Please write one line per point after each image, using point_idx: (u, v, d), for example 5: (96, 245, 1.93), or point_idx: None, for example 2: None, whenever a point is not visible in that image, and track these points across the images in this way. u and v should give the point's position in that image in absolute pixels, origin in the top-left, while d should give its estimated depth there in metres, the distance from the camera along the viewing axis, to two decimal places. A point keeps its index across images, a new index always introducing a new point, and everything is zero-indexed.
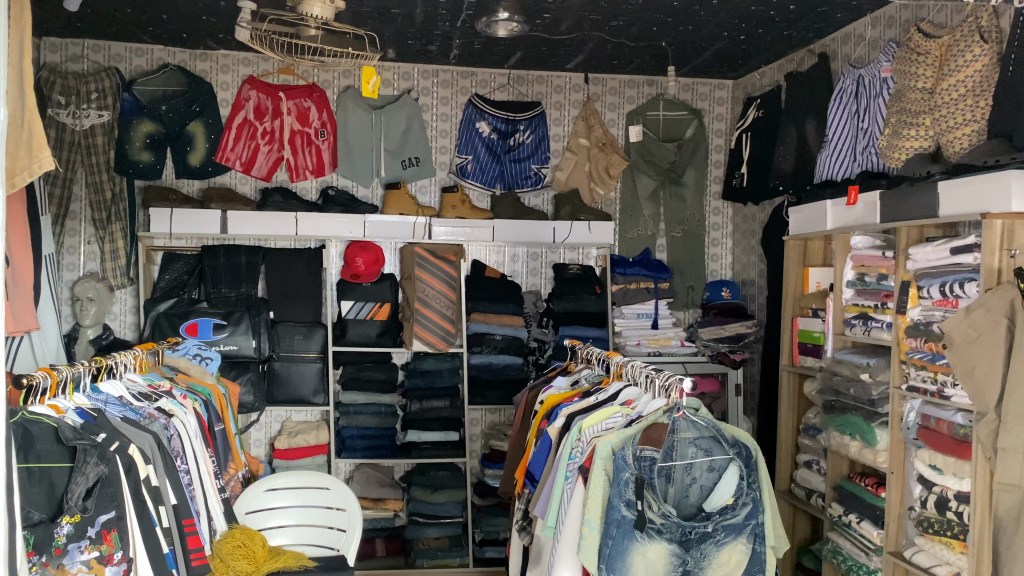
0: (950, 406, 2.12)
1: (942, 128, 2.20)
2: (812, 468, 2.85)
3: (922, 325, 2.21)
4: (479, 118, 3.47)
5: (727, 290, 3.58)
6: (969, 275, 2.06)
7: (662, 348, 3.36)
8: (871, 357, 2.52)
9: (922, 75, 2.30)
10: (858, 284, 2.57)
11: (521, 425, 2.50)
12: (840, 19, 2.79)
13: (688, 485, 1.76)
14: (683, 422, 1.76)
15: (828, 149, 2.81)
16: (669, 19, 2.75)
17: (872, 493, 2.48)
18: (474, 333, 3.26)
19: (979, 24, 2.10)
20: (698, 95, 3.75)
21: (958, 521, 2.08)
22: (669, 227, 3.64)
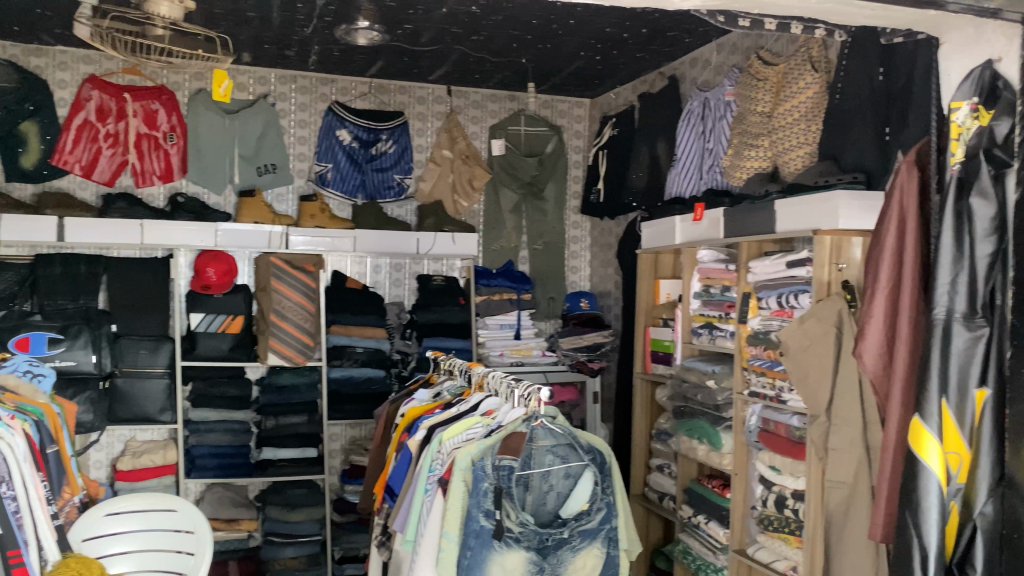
0: (786, 410, 2.27)
1: (780, 150, 2.35)
2: (663, 471, 2.97)
3: (762, 333, 2.34)
4: (340, 126, 3.39)
5: (585, 302, 3.69)
6: (803, 287, 2.21)
7: (524, 358, 3.41)
8: (716, 364, 2.66)
9: (761, 100, 2.44)
10: (704, 295, 2.71)
11: (381, 439, 2.47)
12: (688, 44, 2.93)
13: (546, 492, 1.80)
14: (541, 430, 1.77)
15: (678, 167, 2.94)
16: (529, 36, 2.81)
17: (718, 493, 2.62)
18: (334, 346, 3.19)
19: (811, 54, 2.27)
20: (557, 112, 3.86)
21: (794, 518, 2.22)
22: (530, 240, 3.70)
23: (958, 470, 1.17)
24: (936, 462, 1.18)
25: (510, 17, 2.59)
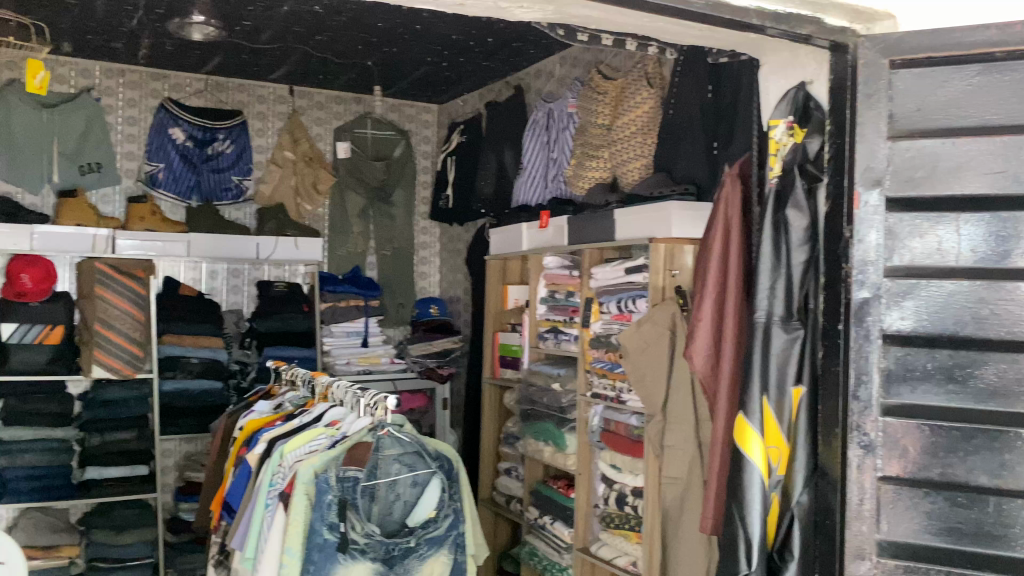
0: (626, 410, 2.35)
1: (619, 161, 2.44)
2: (511, 475, 3.02)
3: (603, 337, 2.42)
4: (172, 124, 3.21)
5: (435, 307, 3.60)
6: (640, 292, 2.30)
7: (372, 366, 3.38)
8: (561, 367, 2.72)
9: (600, 113, 2.53)
10: (550, 300, 2.77)
11: (219, 454, 2.36)
12: (533, 55, 3.00)
13: (392, 502, 1.73)
14: (387, 439, 1.73)
15: (524, 177, 2.96)
16: (375, 39, 2.78)
17: (563, 494, 2.68)
18: (166, 357, 3.00)
19: (647, 70, 2.38)
20: (405, 117, 3.84)
21: (634, 514, 2.30)
22: (378, 245, 3.64)
23: (778, 462, 1.26)
24: (758, 456, 1.25)
25: (355, 19, 2.55)
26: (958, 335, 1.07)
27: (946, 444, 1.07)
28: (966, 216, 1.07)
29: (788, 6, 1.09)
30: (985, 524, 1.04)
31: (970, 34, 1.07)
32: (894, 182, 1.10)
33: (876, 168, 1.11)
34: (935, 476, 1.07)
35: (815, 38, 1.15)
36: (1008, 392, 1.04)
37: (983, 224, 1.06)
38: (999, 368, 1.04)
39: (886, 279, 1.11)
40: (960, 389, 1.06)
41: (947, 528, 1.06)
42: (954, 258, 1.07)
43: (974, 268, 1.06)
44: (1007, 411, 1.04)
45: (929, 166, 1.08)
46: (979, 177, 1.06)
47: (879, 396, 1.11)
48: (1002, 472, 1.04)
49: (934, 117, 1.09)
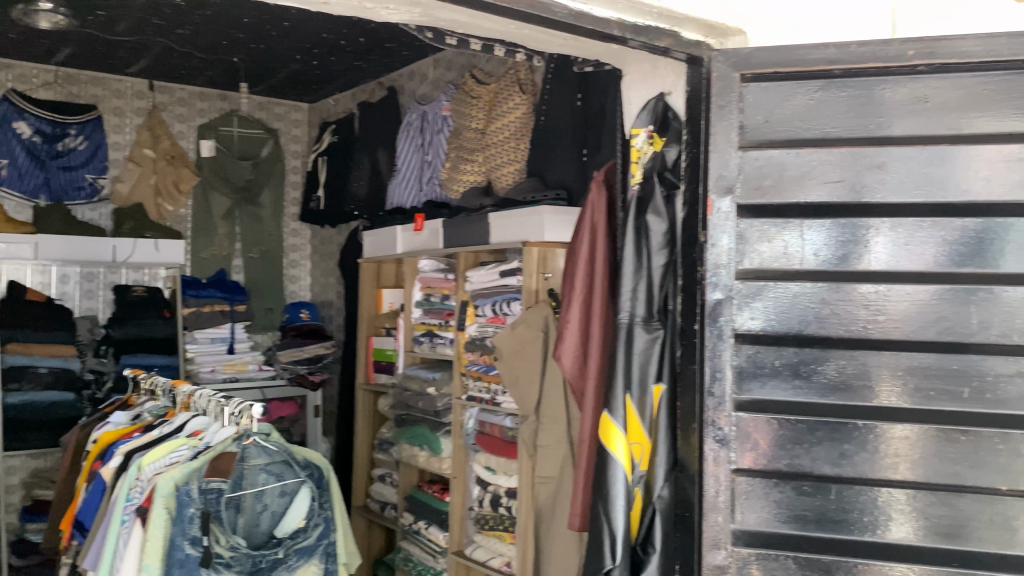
0: (500, 412, 2.37)
1: (492, 165, 2.44)
2: (385, 481, 2.98)
3: (478, 340, 2.43)
4: (18, 117, 2.97)
5: (306, 312, 3.53)
6: (514, 295, 2.32)
7: (239, 374, 3.26)
8: (436, 371, 2.72)
9: (474, 117, 2.53)
10: (425, 304, 2.76)
11: (69, 469, 2.21)
12: (406, 56, 2.98)
13: (259, 514, 1.66)
14: (253, 448, 1.68)
15: (398, 179, 2.91)
16: (240, 35, 2.69)
17: (438, 498, 2.68)
18: (13, 367, 2.79)
19: (519, 77, 2.42)
20: (273, 115, 3.73)
21: (508, 515, 2.32)
22: (245, 248, 3.53)
23: (641, 458, 1.30)
24: (622, 452, 1.28)
25: (219, 13, 2.46)
26: (803, 333, 1.12)
27: (792, 437, 1.11)
28: (809, 222, 1.12)
29: (647, 19, 1.13)
30: (828, 511, 1.10)
31: (814, 51, 1.11)
32: (745, 190, 1.14)
33: (727, 176, 1.15)
34: (783, 467, 1.12)
35: (672, 50, 1.19)
36: (847, 386, 1.10)
37: (824, 228, 1.11)
38: (839, 363, 1.10)
39: (738, 282, 1.15)
40: (806, 385, 1.11)
41: (794, 516, 1.11)
42: (799, 260, 1.12)
43: (818, 270, 1.12)
44: (847, 404, 1.10)
45: (775, 174, 1.13)
46: (820, 186, 1.11)
47: (732, 392, 1.15)
48: (842, 461, 1.09)
49: (780, 129, 1.13)
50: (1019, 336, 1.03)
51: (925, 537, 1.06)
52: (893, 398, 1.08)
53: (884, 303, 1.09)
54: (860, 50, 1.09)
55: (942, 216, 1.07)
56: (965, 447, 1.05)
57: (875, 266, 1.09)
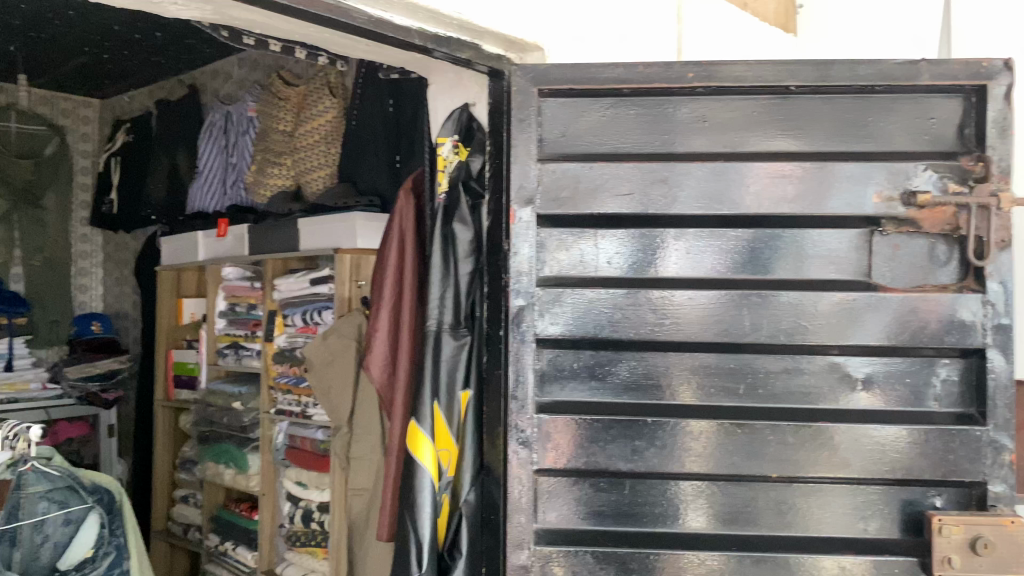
0: (311, 424, 2.30)
1: (301, 169, 2.38)
2: (189, 502, 2.83)
3: (287, 351, 2.37)
4: None
5: (98, 323, 3.29)
6: (325, 303, 2.27)
7: (18, 395, 2.92)
8: (243, 385, 2.60)
9: (283, 119, 2.42)
10: (229, 314, 2.65)
11: None
12: (208, 54, 2.85)
13: (40, 546, 1.49)
14: (31, 474, 1.51)
15: (200, 181, 2.74)
16: (17, 22, 2.45)
17: (246, 517, 2.57)
18: None
19: (330, 80, 2.34)
20: (59, 111, 3.44)
21: (320, 530, 2.26)
22: (26, 254, 3.23)
23: (448, 464, 1.31)
24: (429, 460, 1.29)
25: None
26: (598, 337, 1.17)
27: (589, 435, 1.15)
28: (604, 232, 1.17)
29: (447, 31, 1.14)
30: (623, 505, 1.15)
31: (604, 70, 1.16)
32: (544, 201, 1.17)
33: (528, 186, 1.17)
34: (582, 465, 1.16)
35: (475, 63, 1.22)
36: (639, 386, 1.16)
37: (617, 238, 1.17)
38: (631, 364, 1.16)
39: (539, 288, 1.18)
40: (602, 385, 1.17)
41: (593, 511, 1.16)
42: (594, 268, 1.17)
43: (612, 277, 1.17)
44: (639, 402, 1.16)
45: (571, 186, 1.17)
46: (613, 199, 1.16)
47: (534, 394, 1.17)
48: (634, 456, 1.15)
49: (575, 144, 1.18)
50: (786, 337, 1.14)
51: (709, 523, 1.14)
52: (679, 395, 1.16)
53: (672, 307, 1.16)
54: (646, 71, 1.16)
55: (719, 227, 1.16)
56: (741, 439, 1.14)
57: (665, 272, 1.16)
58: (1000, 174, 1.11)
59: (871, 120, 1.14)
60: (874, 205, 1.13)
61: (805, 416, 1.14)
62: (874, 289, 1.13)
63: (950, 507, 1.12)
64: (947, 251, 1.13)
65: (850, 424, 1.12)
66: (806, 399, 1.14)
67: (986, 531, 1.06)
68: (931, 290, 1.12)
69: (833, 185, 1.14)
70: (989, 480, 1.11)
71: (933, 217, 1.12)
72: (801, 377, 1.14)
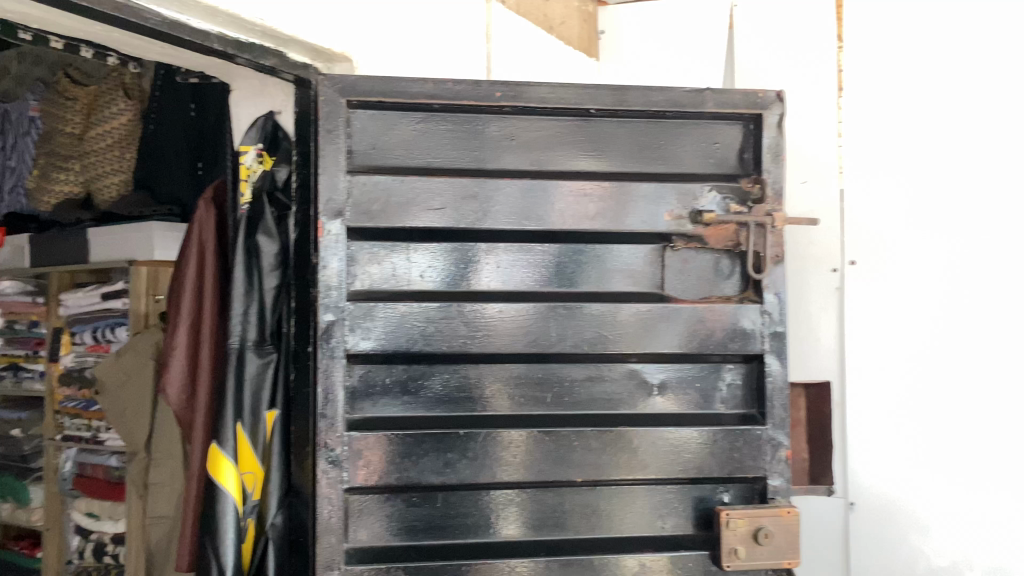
0: (103, 451, 2.14)
1: (92, 177, 2.09)
2: None
3: (75, 372, 2.21)
4: None
5: None
6: (119, 320, 2.15)
7: None
8: (23, 410, 2.38)
9: (70, 121, 2.07)
10: (8, 332, 2.45)
11: None
12: None
13: None
14: None
15: None
16: None
17: (26, 555, 2.35)
18: None
19: (124, 79, 2.03)
20: None
21: (115, 564, 2.09)
22: None
23: (253, 487, 1.25)
24: (232, 484, 1.23)
25: None
26: (410, 351, 1.15)
27: (402, 450, 1.14)
28: (415, 245, 1.16)
29: (250, 36, 1.10)
30: (435, 518, 1.15)
31: (413, 85, 1.15)
32: (354, 214, 1.14)
33: (336, 199, 1.13)
34: (394, 481, 1.14)
35: (279, 70, 1.18)
36: (452, 399, 1.16)
37: (429, 252, 1.16)
38: (444, 378, 1.16)
39: (348, 303, 1.14)
40: (414, 400, 1.16)
41: (405, 527, 1.15)
42: (407, 282, 1.16)
43: (426, 290, 1.16)
44: (452, 415, 1.16)
45: (383, 200, 1.14)
46: (424, 213, 1.15)
47: (344, 412, 1.14)
48: (446, 469, 1.15)
49: (386, 158, 1.16)
50: (588, 346, 1.18)
51: (522, 530, 1.17)
52: (490, 405, 1.17)
53: (484, 321, 1.16)
54: (454, 87, 1.16)
55: (528, 242, 1.19)
56: (549, 446, 1.17)
57: (482, 285, 1.18)
58: (774, 196, 1.22)
59: (663, 143, 1.22)
60: (665, 222, 1.21)
61: (609, 420, 1.19)
62: (668, 300, 1.21)
63: (736, 502, 1.21)
64: (730, 266, 1.23)
65: (647, 428, 1.19)
66: (609, 405, 1.19)
67: (766, 522, 1.15)
68: (716, 301, 1.21)
69: (632, 203, 1.20)
70: (769, 475, 1.21)
71: (717, 234, 1.21)
72: (604, 385, 1.19)
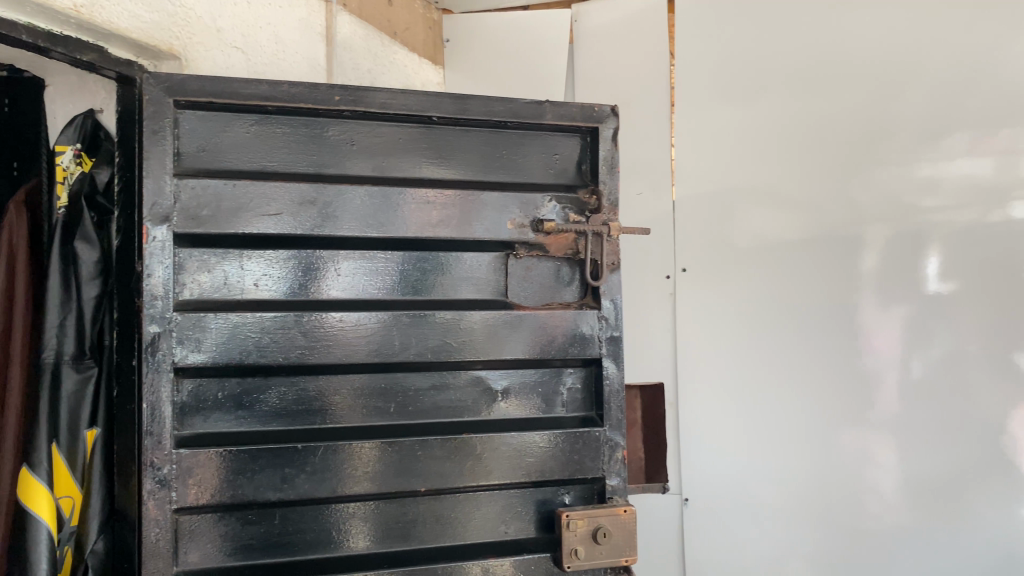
0: None
1: None
2: None
3: None
4: None
5: None
6: None
7: None
8: None
9: None
10: None
11: None
12: None
13: None
14: None
15: None
16: None
17: None
18: None
19: None
20: None
21: None
22: None
23: (71, 512, 1.18)
24: (44, 510, 1.15)
25: None
26: (244, 364, 1.10)
27: (237, 467, 1.08)
28: (249, 253, 1.12)
29: (64, 28, 1.02)
30: (272, 535, 1.10)
31: (247, 86, 1.11)
32: (182, 219, 1.08)
33: (162, 204, 1.07)
34: (228, 499, 1.08)
35: (101, 68, 1.11)
36: (289, 412, 1.13)
37: (264, 260, 1.12)
38: (281, 390, 1.13)
39: (177, 313, 1.08)
40: (249, 414, 1.12)
41: (240, 547, 1.09)
42: (240, 291, 1.11)
43: (264, 299, 1.12)
44: (290, 428, 1.13)
45: (213, 205, 1.09)
46: (259, 219, 1.11)
47: (173, 427, 1.08)
48: (284, 485, 1.10)
49: (216, 161, 1.11)
50: (433, 355, 1.18)
51: (367, 541, 1.14)
52: (333, 416, 1.15)
53: (325, 330, 1.13)
54: (291, 90, 1.13)
55: (371, 249, 1.17)
56: (392, 457, 1.15)
57: (326, 294, 1.15)
58: (609, 207, 1.26)
59: (504, 152, 1.24)
60: (508, 231, 1.22)
61: (454, 429, 1.19)
62: (510, 307, 1.23)
63: (577, 503, 1.24)
64: (570, 273, 1.26)
65: (490, 434, 1.19)
66: (452, 414, 1.20)
67: (604, 521, 1.19)
68: (557, 307, 1.24)
69: (475, 211, 1.21)
70: (607, 476, 1.25)
71: (557, 242, 1.24)
72: (447, 393, 1.20)
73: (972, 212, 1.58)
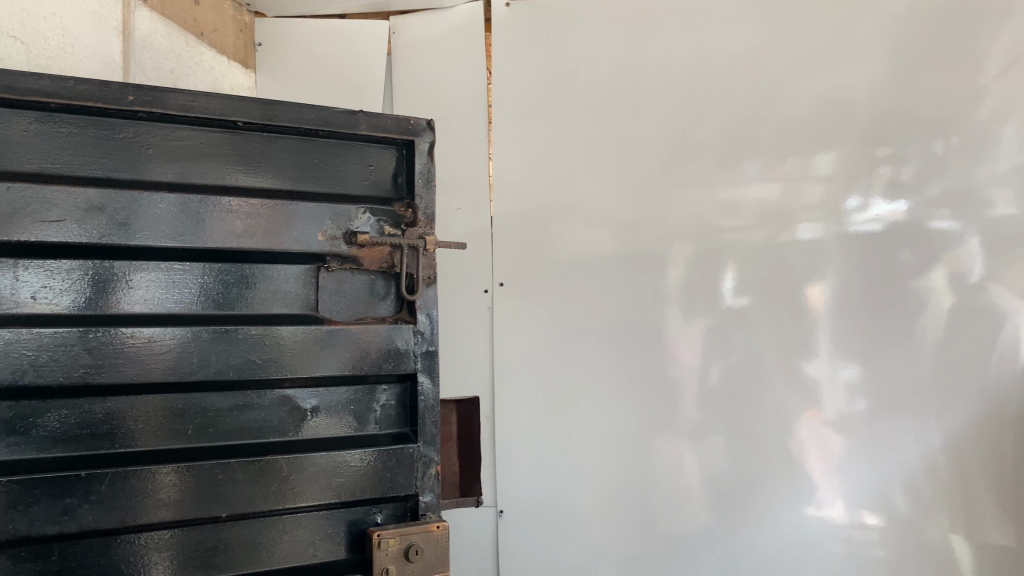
0: None
1: None
2: None
3: None
4: None
5: None
6: None
7: None
8: None
9: None
10: None
11: None
12: None
13: None
14: None
15: None
16: None
17: None
18: None
19: None
20: None
21: None
22: None
23: None
24: None
25: None
26: (17, 385, 1.00)
27: (8, 500, 0.97)
28: (24, 262, 1.01)
29: None
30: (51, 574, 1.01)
31: (26, 80, 1.01)
32: None
33: None
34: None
35: None
36: (72, 437, 1.03)
37: (44, 271, 1.02)
38: (61, 414, 1.03)
39: None
40: (23, 441, 1.00)
41: None
42: (15, 305, 1.00)
43: (43, 314, 1.02)
44: (73, 455, 1.03)
45: None
46: (38, 226, 1.01)
47: None
48: (64, 517, 1.01)
49: None
50: (236, 373, 1.12)
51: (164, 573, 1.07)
52: (124, 441, 1.06)
53: (115, 347, 1.05)
54: (78, 87, 1.04)
55: (169, 262, 1.10)
56: (191, 481, 1.08)
57: (118, 310, 1.07)
58: (425, 220, 1.26)
59: (317, 162, 1.21)
60: (319, 243, 1.19)
61: (258, 451, 1.13)
62: (322, 322, 1.19)
63: (389, 521, 1.22)
64: (384, 286, 1.25)
65: (298, 455, 1.15)
66: (257, 434, 1.14)
67: (416, 539, 1.17)
68: (370, 321, 1.22)
69: (285, 223, 1.17)
70: (420, 492, 1.23)
71: (371, 255, 1.22)
72: (252, 413, 1.14)
73: (765, 232, 1.73)
